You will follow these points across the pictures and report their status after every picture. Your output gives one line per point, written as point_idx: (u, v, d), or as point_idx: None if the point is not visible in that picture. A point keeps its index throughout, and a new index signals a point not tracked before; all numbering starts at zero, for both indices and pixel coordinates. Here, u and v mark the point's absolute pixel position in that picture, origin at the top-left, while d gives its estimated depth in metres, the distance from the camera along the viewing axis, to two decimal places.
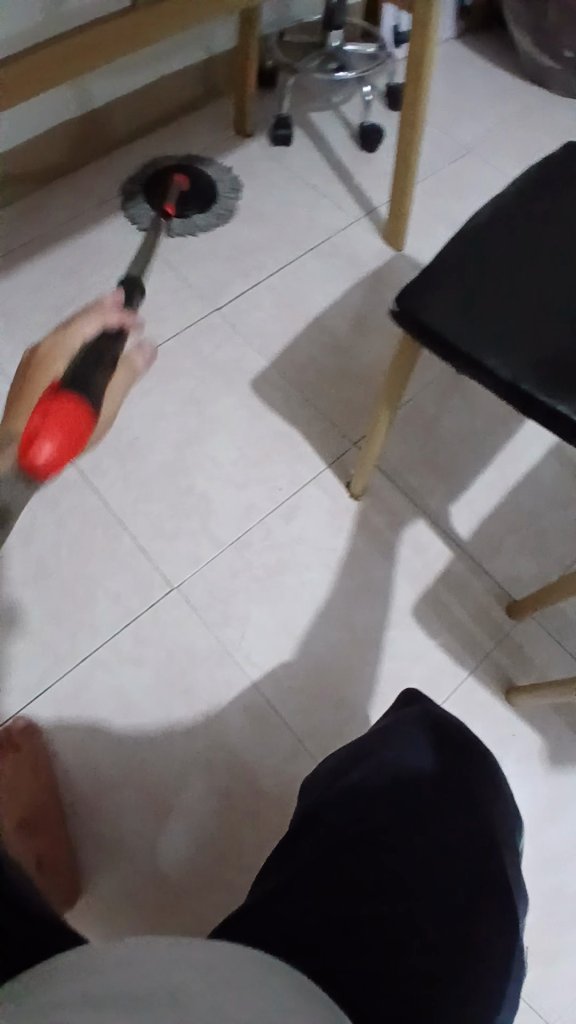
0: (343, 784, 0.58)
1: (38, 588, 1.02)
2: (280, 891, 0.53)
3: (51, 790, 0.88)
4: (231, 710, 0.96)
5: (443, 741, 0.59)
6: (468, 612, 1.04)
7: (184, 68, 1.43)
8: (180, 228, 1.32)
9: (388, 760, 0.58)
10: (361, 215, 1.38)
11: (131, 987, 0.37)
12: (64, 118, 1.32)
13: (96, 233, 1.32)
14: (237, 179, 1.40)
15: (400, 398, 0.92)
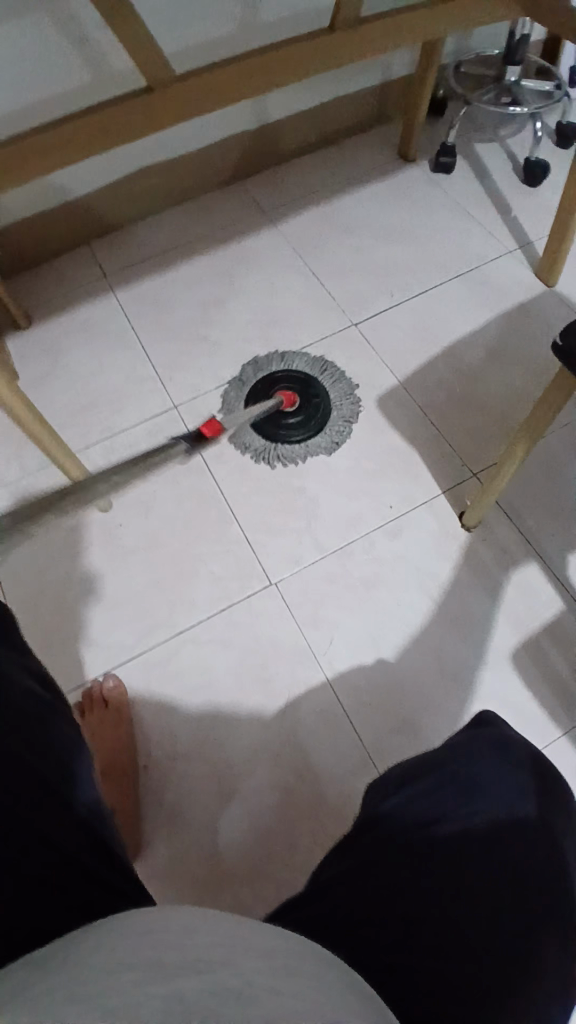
0: (413, 789, 0.59)
1: (148, 559, 1.07)
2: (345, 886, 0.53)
3: (130, 750, 0.93)
4: (308, 709, 0.96)
5: (520, 767, 0.60)
6: (570, 668, 0.98)
7: (359, 92, 1.49)
8: (265, 452, 1.15)
9: (465, 774, 0.59)
10: (513, 249, 1.36)
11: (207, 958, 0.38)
12: (239, 130, 1.41)
13: (251, 240, 1.39)
14: (355, 399, 1.20)
15: (535, 433, 0.89)
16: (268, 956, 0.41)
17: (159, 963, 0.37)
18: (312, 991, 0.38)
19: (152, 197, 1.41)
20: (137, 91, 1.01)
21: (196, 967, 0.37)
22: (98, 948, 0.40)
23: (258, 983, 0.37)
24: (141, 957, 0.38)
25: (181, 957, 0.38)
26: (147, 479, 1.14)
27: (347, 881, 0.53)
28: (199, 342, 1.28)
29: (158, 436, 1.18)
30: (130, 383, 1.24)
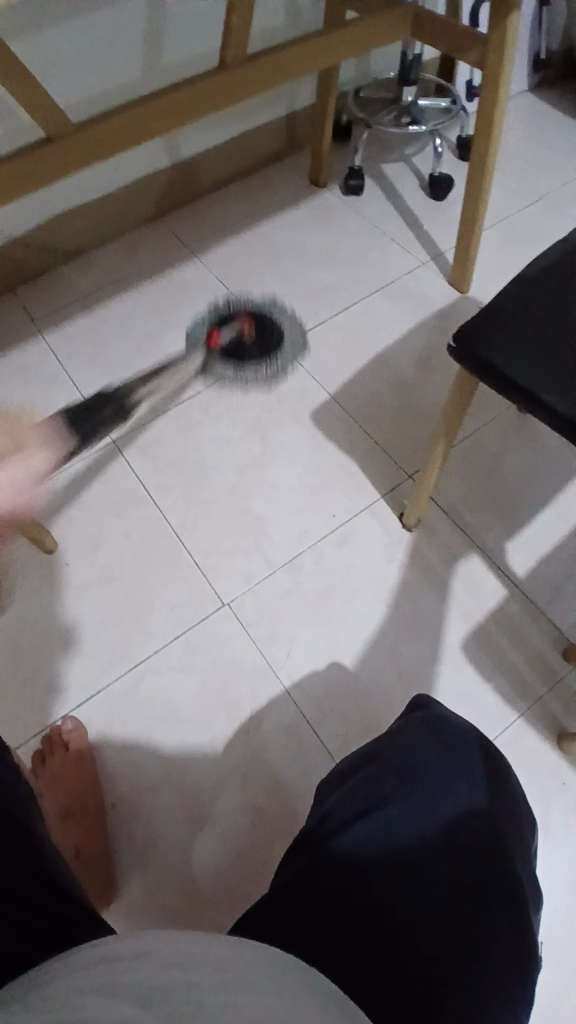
0: (355, 783, 0.62)
1: (100, 594, 1.08)
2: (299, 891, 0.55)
3: (95, 789, 0.92)
4: (271, 724, 0.97)
5: (455, 747, 0.64)
6: (520, 653, 1.02)
7: (267, 125, 1.55)
8: (233, 375, 1.29)
9: (402, 762, 0.62)
10: (428, 260, 1.43)
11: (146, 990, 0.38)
12: (155, 169, 1.45)
13: (177, 273, 1.42)
14: (304, 329, 1.34)
15: (456, 432, 0.93)
16: (222, 968, 0.42)
17: (110, 989, 0.38)
18: (265, 996, 0.40)
19: (75, 239, 1.43)
20: (42, 140, 1.04)
21: (145, 992, 0.38)
22: (51, 985, 0.41)
23: (208, 994, 0.38)
24: (94, 986, 0.39)
25: (132, 982, 0.39)
26: (93, 514, 1.15)
27: (298, 884, 0.56)
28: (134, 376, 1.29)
29: (100, 471, 1.19)
30: None
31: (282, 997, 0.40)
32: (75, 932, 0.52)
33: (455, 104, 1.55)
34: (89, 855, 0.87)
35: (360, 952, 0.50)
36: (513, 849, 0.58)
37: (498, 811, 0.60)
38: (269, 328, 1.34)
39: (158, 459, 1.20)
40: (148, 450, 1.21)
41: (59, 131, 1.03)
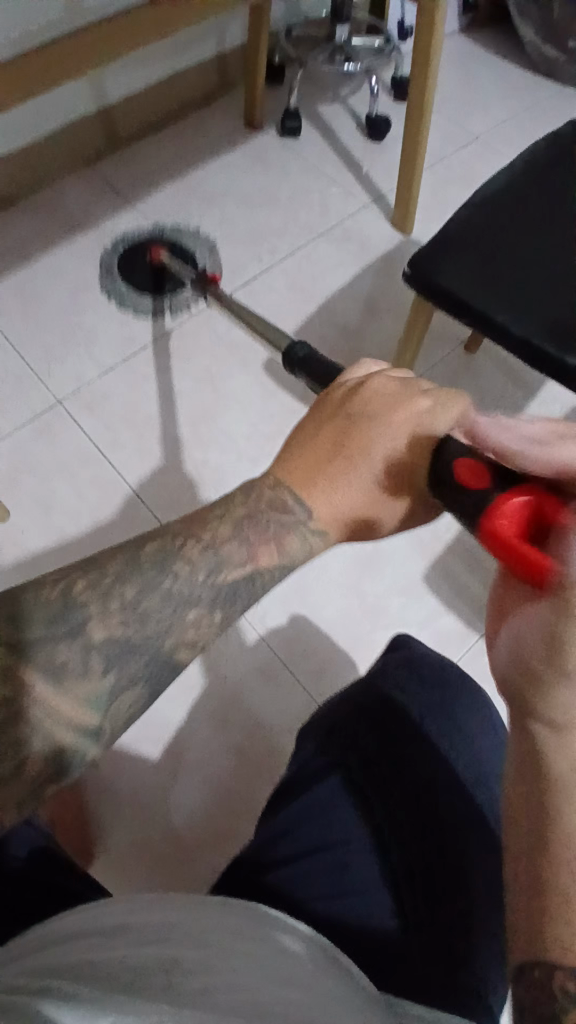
0: (337, 726, 0.70)
1: (59, 556, 1.05)
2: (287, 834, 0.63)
3: None
4: (245, 670, 0.98)
5: (435, 687, 0.72)
6: (478, 580, 1.06)
7: (196, 64, 1.48)
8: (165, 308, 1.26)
9: (384, 701, 0.70)
10: (370, 203, 1.41)
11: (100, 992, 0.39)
12: (80, 111, 1.37)
13: (107, 251, 1.32)
14: (215, 245, 1.35)
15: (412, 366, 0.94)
16: (204, 945, 0.47)
17: (89, 968, 0.42)
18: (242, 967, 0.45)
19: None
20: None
21: (128, 973, 0.43)
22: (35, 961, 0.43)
23: (187, 980, 0.43)
24: (69, 963, 0.43)
25: (114, 963, 0.43)
26: (43, 476, 1.11)
27: (284, 826, 0.63)
28: (74, 332, 1.24)
29: (47, 432, 1.14)
30: (7, 384, 1.19)
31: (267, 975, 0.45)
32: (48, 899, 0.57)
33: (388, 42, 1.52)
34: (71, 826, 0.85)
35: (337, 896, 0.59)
36: (485, 778, 0.67)
37: (475, 745, 0.69)
38: (180, 248, 1.33)
39: (108, 416, 1.16)
40: (97, 407, 1.17)
41: None
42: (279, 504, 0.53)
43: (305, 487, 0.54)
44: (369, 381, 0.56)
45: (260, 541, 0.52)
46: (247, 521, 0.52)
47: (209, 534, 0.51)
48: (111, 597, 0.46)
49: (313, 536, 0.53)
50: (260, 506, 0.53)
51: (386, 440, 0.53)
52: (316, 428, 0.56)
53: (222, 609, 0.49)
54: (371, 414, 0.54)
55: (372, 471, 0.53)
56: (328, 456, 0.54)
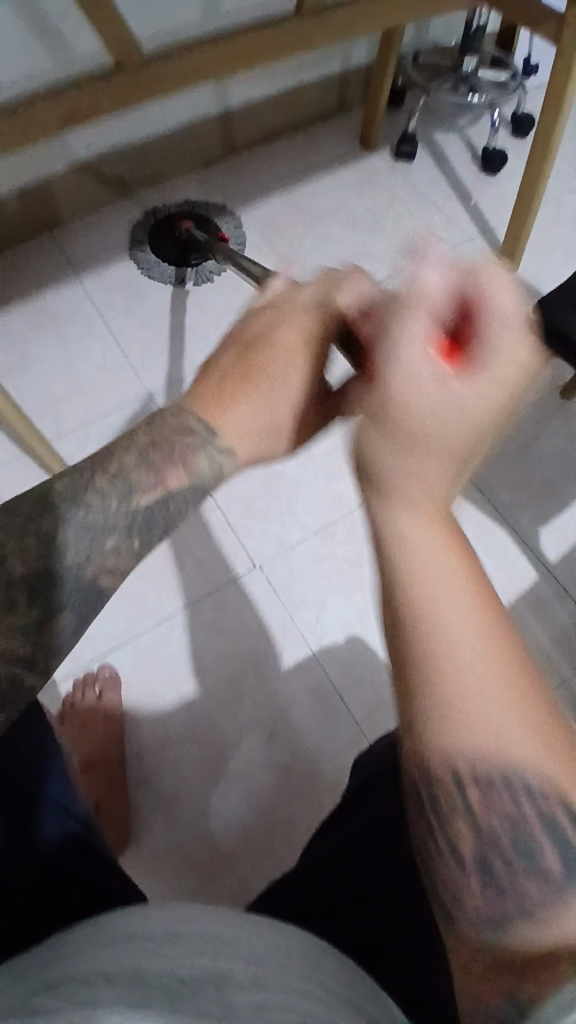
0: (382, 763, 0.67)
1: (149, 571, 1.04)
2: (326, 860, 0.64)
3: (117, 748, 0.91)
4: (298, 691, 0.97)
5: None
6: (546, 633, 1.03)
7: (319, 82, 1.50)
8: (189, 275, 1.32)
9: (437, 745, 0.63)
10: (476, 235, 1.40)
11: (177, 975, 0.38)
12: (203, 117, 1.40)
13: (136, 223, 1.38)
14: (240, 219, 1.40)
15: None
16: (255, 961, 0.42)
17: (138, 978, 0.37)
18: (297, 996, 0.40)
19: (113, 186, 1.39)
20: (109, 74, 1.04)
21: (178, 981, 0.37)
22: (81, 960, 0.40)
23: (239, 995, 0.38)
24: (119, 973, 0.38)
25: (164, 972, 0.38)
26: None
27: (327, 854, 0.65)
28: (171, 330, 1.27)
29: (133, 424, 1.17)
30: (101, 372, 1.22)
31: (317, 998, 0.41)
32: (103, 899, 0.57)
33: (514, 78, 1.50)
34: (111, 808, 0.87)
35: (344, 916, 0.59)
36: None
37: None
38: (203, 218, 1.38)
39: None
40: None
41: (127, 62, 1.03)
42: (184, 454, 0.56)
43: (217, 414, 0.58)
44: (254, 321, 0.61)
45: (167, 466, 0.55)
46: (154, 446, 0.56)
47: (115, 461, 0.54)
48: (28, 530, 0.48)
49: (219, 457, 0.57)
50: (165, 431, 0.57)
51: (276, 372, 0.59)
52: (223, 360, 0.60)
53: (139, 535, 0.52)
54: (273, 346, 0.59)
55: (273, 398, 0.59)
56: (234, 385, 0.59)
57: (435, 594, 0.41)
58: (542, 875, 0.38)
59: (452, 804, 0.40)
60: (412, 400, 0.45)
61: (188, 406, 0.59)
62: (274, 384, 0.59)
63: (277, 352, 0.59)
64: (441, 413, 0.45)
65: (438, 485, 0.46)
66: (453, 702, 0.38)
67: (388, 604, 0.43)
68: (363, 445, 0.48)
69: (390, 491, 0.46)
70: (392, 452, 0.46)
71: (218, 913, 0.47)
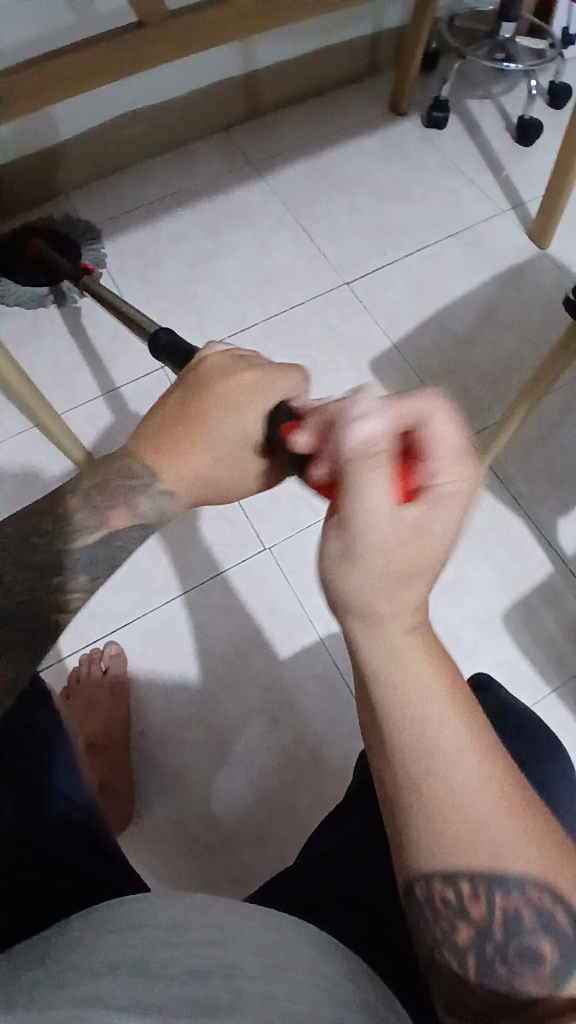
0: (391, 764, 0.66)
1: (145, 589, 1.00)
2: (333, 855, 0.62)
3: (123, 725, 0.91)
4: (305, 676, 0.96)
5: (524, 738, 0.62)
6: (559, 626, 1.01)
7: (349, 43, 1.43)
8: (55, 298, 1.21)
9: None
10: (508, 210, 1.34)
11: (186, 965, 0.38)
12: (225, 76, 1.34)
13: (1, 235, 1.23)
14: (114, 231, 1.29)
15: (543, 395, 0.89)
16: (262, 953, 0.42)
17: (144, 966, 0.37)
18: (306, 988, 0.40)
19: (131, 148, 1.34)
20: (129, 28, 0.99)
21: (186, 974, 0.38)
22: (85, 951, 0.39)
23: (246, 985, 0.38)
24: (125, 961, 0.38)
25: (172, 964, 0.38)
26: None
27: (330, 850, 0.63)
28: (186, 301, 1.23)
29: (146, 399, 1.14)
30: (114, 342, 1.19)
31: (325, 992, 0.41)
32: (111, 890, 0.57)
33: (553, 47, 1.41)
34: (114, 791, 0.86)
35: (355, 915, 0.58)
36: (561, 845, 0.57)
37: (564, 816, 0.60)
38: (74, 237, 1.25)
39: None
40: None
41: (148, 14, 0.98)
42: (131, 500, 0.53)
43: (154, 457, 0.54)
44: (205, 365, 0.59)
45: (116, 504, 0.53)
46: (97, 489, 0.53)
47: (63, 505, 0.51)
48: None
49: (162, 501, 0.53)
50: (112, 474, 0.53)
51: (221, 412, 0.55)
52: (168, 403, 0.58)
53: (95, 569, 0.51)
54: (220, 394, 0.56)
55: (219, 441, 0.55)
56: (175, 430, 0.56)
57: (424, 728, 0.39)
58: (538, 959, 0.38)
59: (451, 912, 0.39)
60: (382, 532, 0.41)
61: (132, 450, 0.55)
62: (217, 430, 0.55)
63: (226, 397, 0.56)
64: (419, 544, 0.41)
65: (420, 603, 0.42)
66: (441, 818, 0.38)
67: (367, 710, 0.41)
68: (332, 568, 0.42)
69: (374, 612, 0.41)
70: (379, 582, 0.41)
71: (224, 902, 0.47)
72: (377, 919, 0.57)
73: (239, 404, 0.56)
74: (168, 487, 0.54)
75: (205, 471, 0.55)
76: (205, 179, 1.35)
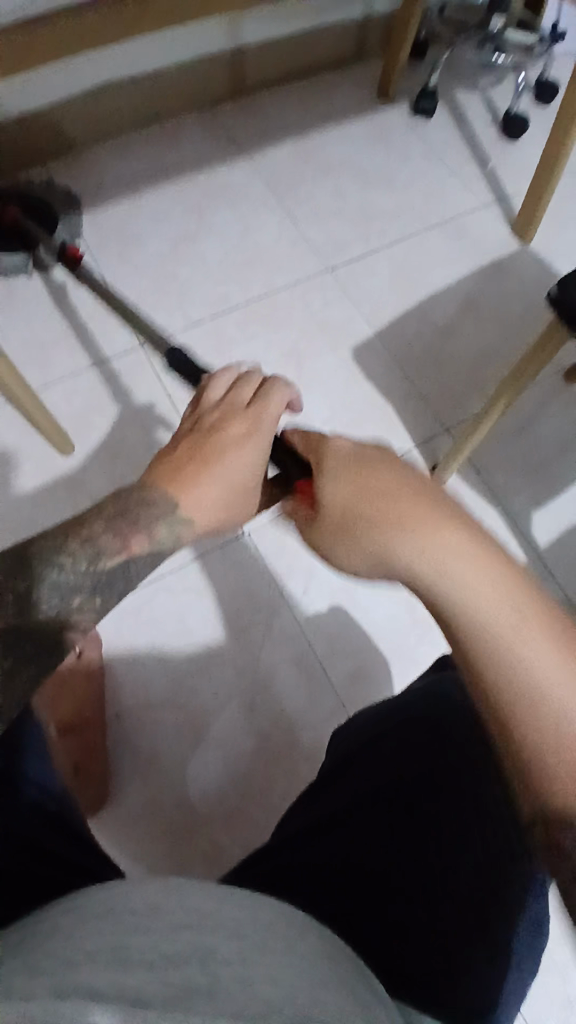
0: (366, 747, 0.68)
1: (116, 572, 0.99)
2: (308, 832, 0.64)
3: (97, 708, 0.89)
4: (280, 660, 0.96)
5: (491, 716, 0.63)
6: None
7: (339, 24, 1.40)
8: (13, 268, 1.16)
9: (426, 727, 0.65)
10: (491, 202, 1.35)
11: (168, 953, 0.38)
12: (212, 52, 1.31)
13: None
14: (77, 201, 1.24)
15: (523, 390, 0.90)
16: (242, 934, 0.42)
17: (119, 951, 0.37)
18: (286, 966, 0.41)
19: (111, 120, 1.30)
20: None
21: (161, 959, 0.37)
22: (63, 938, 0.39)
23: (228, 967, 0.38)
24: (104, 947, 0.38)
25: (145, 950, 0.38)
26: (114, 424, 1.09)
27: (305, 828, 0.65)
28: (167, 280, 1.20)
29: (125, 379, 1.12)
30: (92, 318, 1.16)
31: (303, 969, 0.41)
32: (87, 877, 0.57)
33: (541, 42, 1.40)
34: (87, 772, 0.85)
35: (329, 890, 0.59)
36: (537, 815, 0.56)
37: None
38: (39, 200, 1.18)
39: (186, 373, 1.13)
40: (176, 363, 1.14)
41: None
42: (148, 525, 0.58)
43: (177, 492, 0.59)
44: (207, 407, 0.65)
45: (134, 531, 0.57)
46: (122, 514, 0.58)
47: (85, 529, 0.56)
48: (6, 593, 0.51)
49: (178, 526, 0.59)
50: (133, 501, 0.58)
51: (235, 450, 0.62)
52: (179, 448, 0.62)
53: (101, 595, 0.55)
54: (229, 435, 0.62)
55: (234, 473, 0.62)
56: (194, 468, 0.61)
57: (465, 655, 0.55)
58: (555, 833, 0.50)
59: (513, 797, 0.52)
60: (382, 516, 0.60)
61: (149, 483, 0.60)
62: (234, 465, 0.61)
63: (237, 435, 0.62)
64: (410, 519, 0.59)
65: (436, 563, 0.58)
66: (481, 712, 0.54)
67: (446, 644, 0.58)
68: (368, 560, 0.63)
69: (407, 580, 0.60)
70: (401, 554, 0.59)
71: (202, 886, 0.47)
72: (348, 896, 0.58)
73: (245, 438, 0.62)
74: (192, 520, 0.59)
75: (224, 503, 0.62)
76: (189, 156, 1.32)
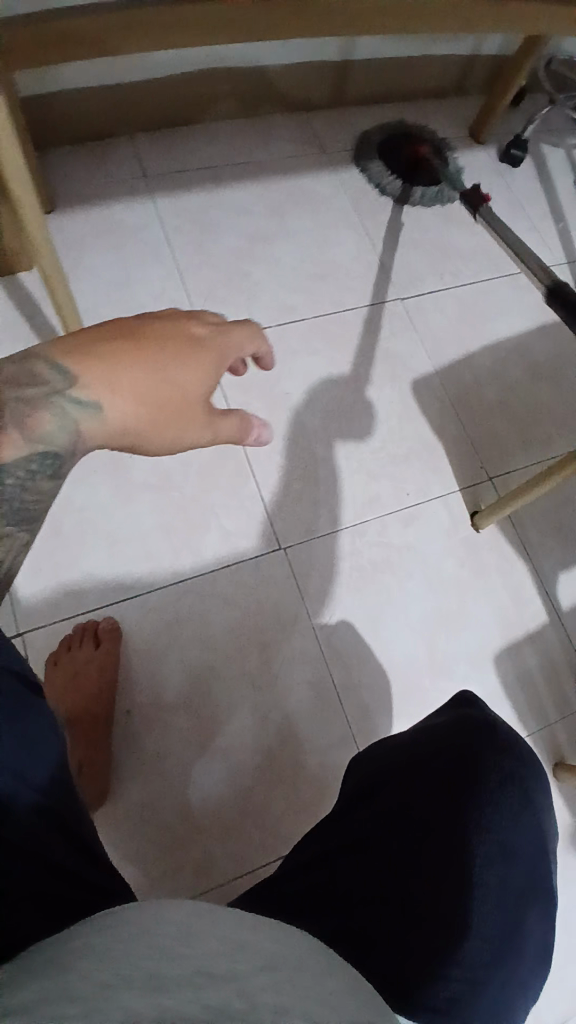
0: (383, 771, 0.66)
1: (144, 563, 0.97)
2: (322, 859, 0.62)
3: (106, 701, 0.88)
4: (298, 680, 0.96)
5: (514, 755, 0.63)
6: (542, 673, 1.06)
7: (447, 56, 1.40)
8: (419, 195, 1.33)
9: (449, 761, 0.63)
10: (562, 263, 1.37)
11: (199, 971, 0.38)
12: (322, 60, 1.30)
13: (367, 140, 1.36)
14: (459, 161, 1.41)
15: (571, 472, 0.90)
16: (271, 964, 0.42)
17: (156, 976, 0.37)
18: (313, 1000, 0.41)
19: (209, 105, 1.28)
20: None
21: (206, 974, 0.38)
22: (99, 962, 0.38)
23: (260, 996, 0.38)
24: (137, 972, 0.37)
25: (179, 969, 0.38)
26: None
27: (319, 852, 0.63)
28: (241, 278, 1.19)
29: None
30: (158, 302, 1.13)
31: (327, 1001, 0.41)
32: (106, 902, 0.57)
33: None
34: (94, 769, 0.84)
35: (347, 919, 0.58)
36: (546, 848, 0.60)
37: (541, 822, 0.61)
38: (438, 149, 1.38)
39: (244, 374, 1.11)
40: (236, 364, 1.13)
41: None
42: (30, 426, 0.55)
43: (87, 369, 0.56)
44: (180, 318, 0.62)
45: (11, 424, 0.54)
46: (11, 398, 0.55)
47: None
48: None
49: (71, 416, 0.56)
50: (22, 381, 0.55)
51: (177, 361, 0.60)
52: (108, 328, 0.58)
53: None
54: (168, 337, 0.60)
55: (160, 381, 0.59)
56: (111, 347, 0.57)
57: None
58: None
59: None
60: None
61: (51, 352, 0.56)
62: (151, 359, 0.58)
63: (183, 336, 0.61)
64: None
65: None
66: None
67: None
68: None
69: None
70: None
71: (230, 923, 0.47)
72: (380, 928, 0.57)
73: (183, 351, 0.60)
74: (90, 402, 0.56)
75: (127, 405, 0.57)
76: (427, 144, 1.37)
